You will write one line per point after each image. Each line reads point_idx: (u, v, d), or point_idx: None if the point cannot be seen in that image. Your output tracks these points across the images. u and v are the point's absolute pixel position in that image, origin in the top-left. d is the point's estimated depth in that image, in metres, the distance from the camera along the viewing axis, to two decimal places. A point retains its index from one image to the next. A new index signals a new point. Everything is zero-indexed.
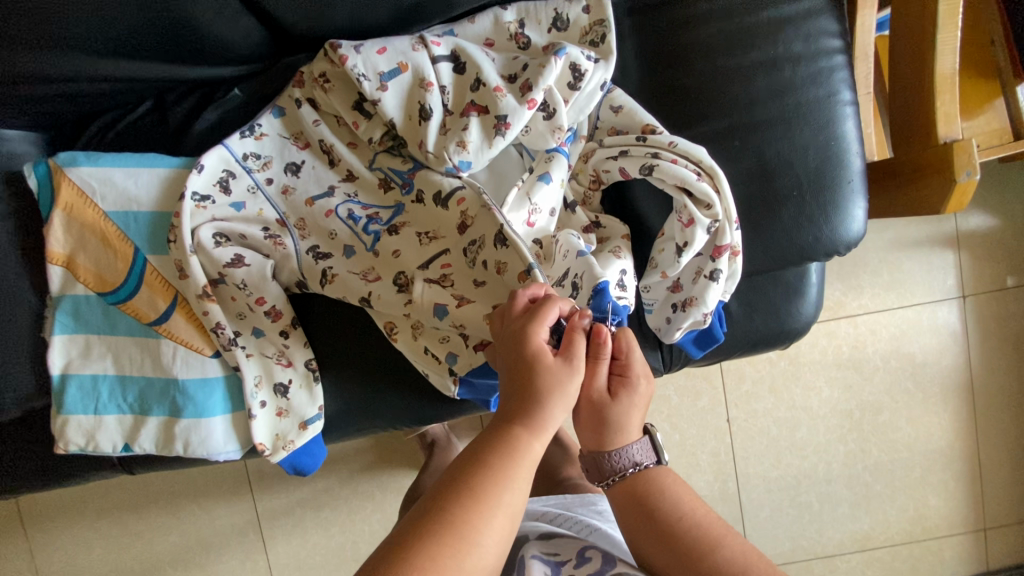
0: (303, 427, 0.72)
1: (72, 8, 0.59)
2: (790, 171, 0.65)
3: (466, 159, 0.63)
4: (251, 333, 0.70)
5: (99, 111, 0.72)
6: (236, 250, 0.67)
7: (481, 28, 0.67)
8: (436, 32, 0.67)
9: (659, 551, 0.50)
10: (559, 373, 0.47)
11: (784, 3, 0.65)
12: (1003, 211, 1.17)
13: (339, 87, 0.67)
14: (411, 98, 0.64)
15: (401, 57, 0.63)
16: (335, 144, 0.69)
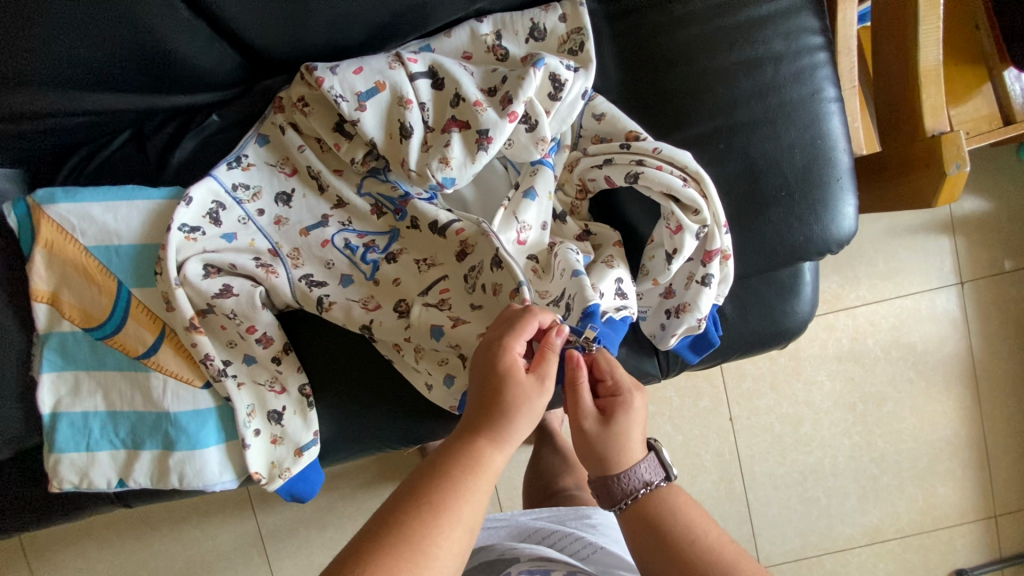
0: (299, 454, 0.71)
1: (44, 47, 0.59)
2: (777, 171, 0.64)
3: (449, 175, 0.61)
4: (241, 361, 0.69)
5: (76, 144, 0.72)
6: (225, 280, 0.66)
7: (458, 42, 0.66)
8: (413, 48, 0.66)
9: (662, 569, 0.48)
10: (529, 390, 0.48)
11: (762, 2, 0.64)
12: (997, 195, 1.16)
13: (319, 110, 0.66)
14: (392, 118, 0.63)
15: (379, 76, 0.62)
16: (323, 170, 0.68)
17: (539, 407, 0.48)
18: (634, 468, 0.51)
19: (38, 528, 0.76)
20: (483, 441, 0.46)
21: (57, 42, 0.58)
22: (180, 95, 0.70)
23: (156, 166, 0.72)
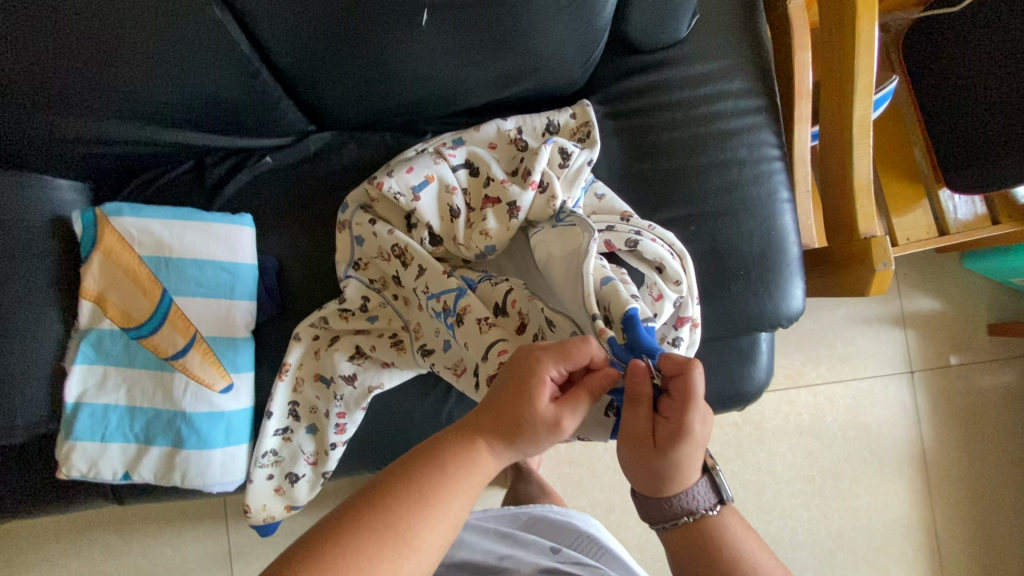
0: (286, 509, 0.81)
1: (128, 100, 0.66)
2: (737, 253, 0.76)
3: (491, 243, 0.72)
4: (304, 428, 0.79)
5: (138, 169, 0.82)
6: (353, 368, 0.77)
7: (486, 134, 0.78)
8: (448, 142, 0.78)
9: None
10: (549, 419, 0.49)
11: (732, 117, 0.78)
12: (945, 296, 1.29)
13: (386, 208, 0.77)
14: (442, 203, 0.75)
15: (427, 171, 0.74)
16: (408, 246, 0.74)
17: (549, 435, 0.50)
18: (691, 490, 0.49)
19: (28, 515, 0.80)
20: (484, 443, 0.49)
21: (140, 98, 0.66)
22: (242, 138, 0.78)
23: (208, 195, 0.82)
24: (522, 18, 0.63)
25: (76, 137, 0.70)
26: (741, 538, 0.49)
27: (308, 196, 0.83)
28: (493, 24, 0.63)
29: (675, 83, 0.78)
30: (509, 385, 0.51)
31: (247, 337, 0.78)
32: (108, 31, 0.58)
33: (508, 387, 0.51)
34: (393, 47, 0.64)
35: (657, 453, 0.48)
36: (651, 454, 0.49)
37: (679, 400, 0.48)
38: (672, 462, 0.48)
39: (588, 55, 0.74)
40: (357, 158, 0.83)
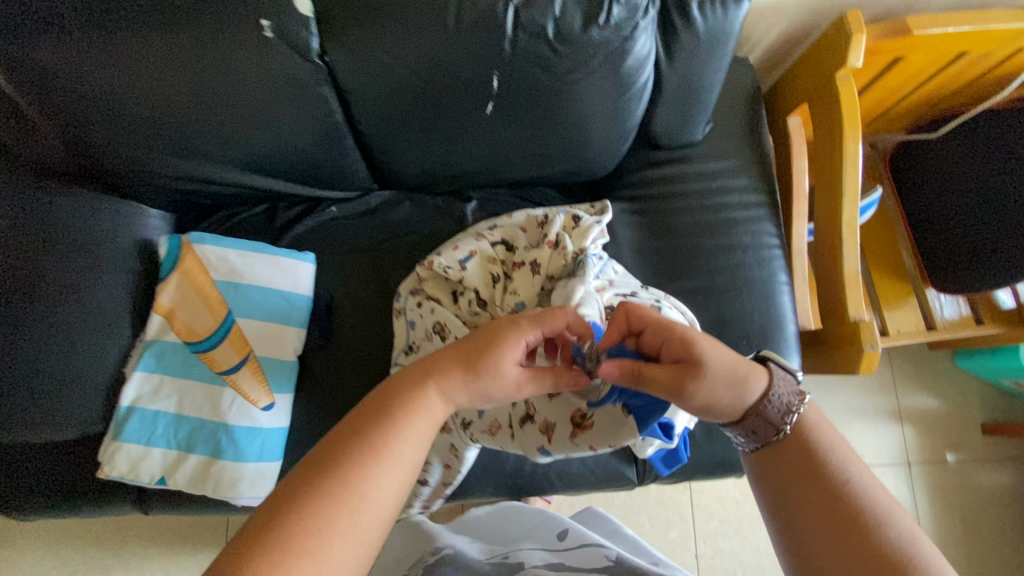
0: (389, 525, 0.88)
1: (232, 149, 0.79)
2: (740, 325, 0.85)
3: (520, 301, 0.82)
4: None
5: (221, 206, 0.94)
6: None
7: (517, 220, 0.89)
8: (482, 227, 0.89)
9: (821, 513, 0.47)
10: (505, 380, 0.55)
11: (739, 209, 0.90)
12: (939, 393, 1.35)
13: (432, 284, 0.87)
14: (486, 272, 0.84)
15: (472, 247, 0.85)
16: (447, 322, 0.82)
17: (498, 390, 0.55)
18: (771, 394, 0.54)
19: (57, 512, 0.84)
20: (431, 391, 0.53)
21: (243, 149, 0.79)
22: (316, 189, 0.91)
23: (277, 235, 0.94)
24: (568, 116, 0.76)
25: (179, 172, 0.83)
26: (830, 436, 0.52)
27: (363, 243, 0.94)
28: (545, 118, 0.76)
29: (691, 176, 0.91)
30: (464, 353, 0.55)
31: (293, 362, 0.86)
32: (225, 99, 0.70)
33: (462, 355, 0.55)
34: (461, 127, 0.78)
35: (697, 380, 0.53)
36: (696, 385, 0.53)
37: (657, 322, 0.57)
38: (714, 371, 0.53)
39: (619, 148, 0.87)
40: (410, 215, 0.95)
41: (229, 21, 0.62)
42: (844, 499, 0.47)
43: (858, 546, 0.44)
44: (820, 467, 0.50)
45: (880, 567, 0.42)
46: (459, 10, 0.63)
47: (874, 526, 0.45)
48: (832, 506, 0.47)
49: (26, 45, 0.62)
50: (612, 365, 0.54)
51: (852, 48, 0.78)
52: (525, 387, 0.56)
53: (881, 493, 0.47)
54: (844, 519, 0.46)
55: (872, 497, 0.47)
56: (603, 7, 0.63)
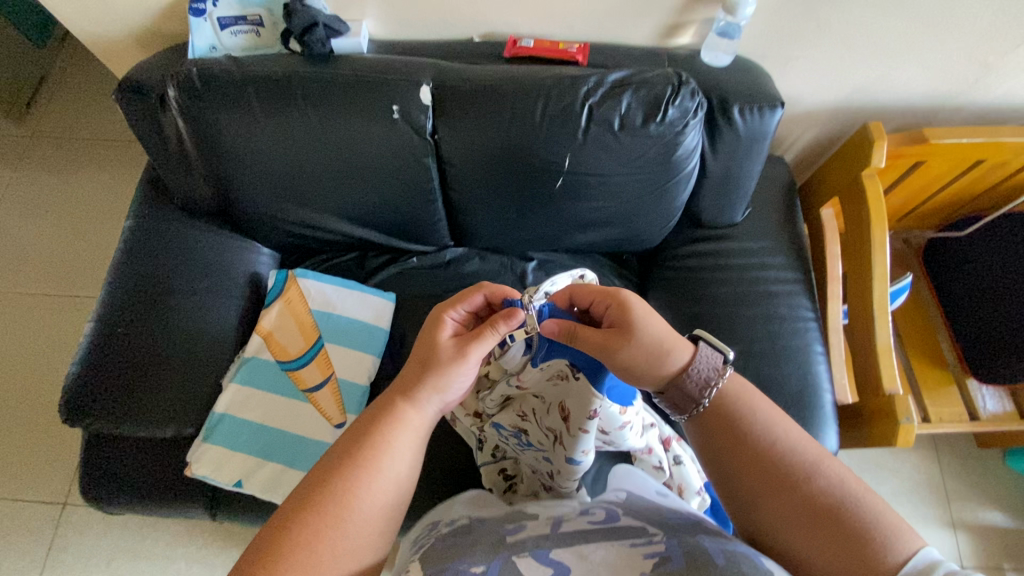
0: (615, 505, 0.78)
1: (344, 204, 0.96)
2: (778, 389, 0.91)
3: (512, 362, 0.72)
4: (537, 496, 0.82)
5: (320, 251, 1.11)
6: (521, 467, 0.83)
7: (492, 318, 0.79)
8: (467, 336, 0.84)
9: (754, 470, 0.54)
10: (446, 354, 0.61)
11: (776, 284, 0.99)
12: (992, 496, 1.30)
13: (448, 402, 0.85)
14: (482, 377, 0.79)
15: None
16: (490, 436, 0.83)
17: (449, 372, 0.60)
18: (691, 366, 0.59)
19: (137, 507, 0.93)
20: (402, 406, 0.59)
21: (352, 204, 0.96)
22: (402, 242, 1.06)
23: (364, 277, 1.09)
24: (627, 194, 0.90)
25: (294, 219, 0.99)
26: (748, 403, 0.58)
27: (435, 290, 1.07)
28: (606, 194, 0.90)
29: (731, 252, 1.02)
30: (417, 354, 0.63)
31: (366, 387, 0.97)
32: (348, 163, 0.88)
33: (416, 356, 0.63)
34: (533, 197, 0.92)
35: (626, 347, 0.60)
36: (622, 348, 0.60)
37: (600, 293, 0.64)
38: (641, 338, 0.60)
39: (667, 224, 0.99)
40: (477, 270, 1.08)
41: (369, 105, 0.81)
42: (776, 458, 0.53)
43: (799, 498, 0.51)
44: (746, 434, 0.56)
45: (822, 513, 0.49)
46: (545, 105, 0.80)
47: (801, 482, 0.51)
48: (756, 463, 0.54)
49: (214, 115, 0.83)
50: (551, 323, 0.64)
51: (875, 152, 0.90)
52: (468, 350, 0.61)
53: (808, 446, 0.54)
54: (782, 478, 0.52)
55: (798, 452, 0.53)
56: (660, 108, 0.78)
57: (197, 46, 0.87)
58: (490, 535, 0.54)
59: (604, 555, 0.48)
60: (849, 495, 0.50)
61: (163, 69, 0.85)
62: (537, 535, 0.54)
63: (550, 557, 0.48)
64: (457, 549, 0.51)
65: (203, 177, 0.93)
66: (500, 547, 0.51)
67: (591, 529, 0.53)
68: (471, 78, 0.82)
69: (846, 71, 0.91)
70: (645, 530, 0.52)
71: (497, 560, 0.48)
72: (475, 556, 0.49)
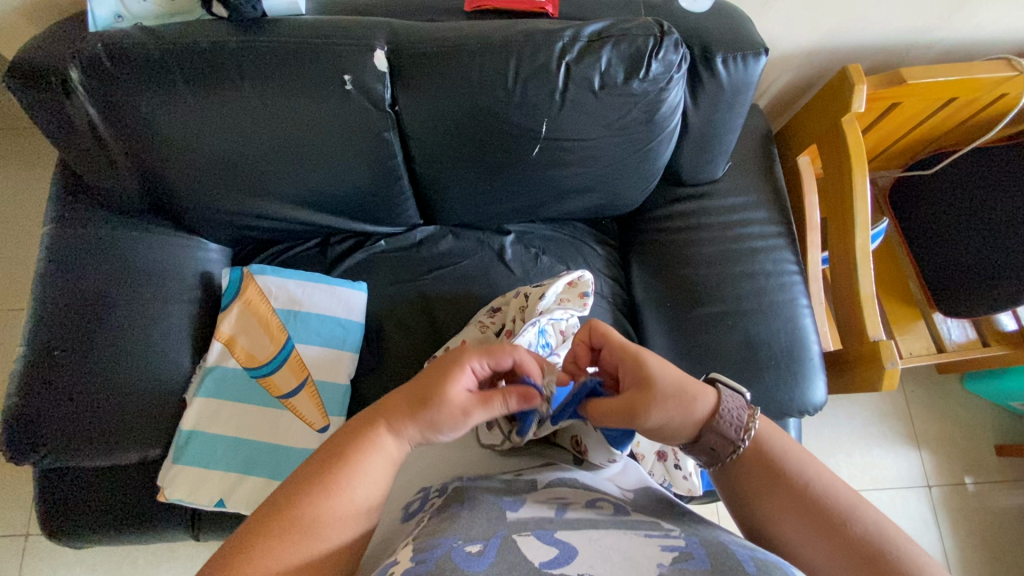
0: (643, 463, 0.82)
1: (298, 188, 0.86)
2: (768, 345, 0.91)
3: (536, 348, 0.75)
4: None
5: (277, 241, 1.01)
6: None
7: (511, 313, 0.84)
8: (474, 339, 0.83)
9: (795, 511, 0.50)
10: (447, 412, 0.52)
11: (759, 239, 0.97)
12: (950, 416, 1.39)
13: None
14: None
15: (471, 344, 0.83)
16: None
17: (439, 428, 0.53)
18: (719, 413, 0.54)
19: (108, 540, 0.85)
20: (384, 430, 0.52)
21: (307, 189, 0.86)
22: (368, 225, 0.97)
23: (330, 266, 1.01)
24: (608, 158, 0.84)
25: (246, 210, 0.89)
26: (781, 441, 0.55)
27: (409, 275, 1.00)
28: (587, 160, 0.84)
29: (714, 210, 0.99)
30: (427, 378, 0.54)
31: (347, 386, 0.92)
32: (298, 143, 0.78)
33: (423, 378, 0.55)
34: (509, 169, 0.85)
35: (649, 402, 0.54)
36: (643, 405, 0.54)
37: (621, 345, 0.60)
38: (661, 392, 0.54)
39: (648, 186, 0.95)
40: (453, 248, 1.02)
41: (317, 77, 0.71)
42: (809, 502, 0.50)
43: (835, 540, 0.48)
44: (779, 471, 0.53)
45: (869, 559, 0.46)
46: (517, 65, 0.72)
47: (841, 526, 0.48)
48: (795, 504, 0.51)
49: (132, 95, 0.71)
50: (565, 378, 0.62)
51: (856, 96, 0.88)
52: (474, 413, 0.52)
53: (843, 491, 0.51)
54: (818, 518, 0.49)
55: (832, 496, 0.50)
56: (642, 63, 0.72)
57: (98, 15, 0.74)
58: (488, 510, 0.50)
59: (617, 542, 0.43)
60: (884, 542, 0.47)
61: (61, 45, 0.71)
62: (540, 517, 0.49)
63: (556, 538, 0.44)
64: (450, 522, 0.47)
65: (129, 172, 0.81)
66: (500, 525, 0.47)
67: (601, 520, 0.49)
68: (431, 37, 0.72)
69: (825, 10, 0.87)
70: (660, 525, 0.48)
71: (496, 538, 0.44)
72: (472, 530, 0.46)
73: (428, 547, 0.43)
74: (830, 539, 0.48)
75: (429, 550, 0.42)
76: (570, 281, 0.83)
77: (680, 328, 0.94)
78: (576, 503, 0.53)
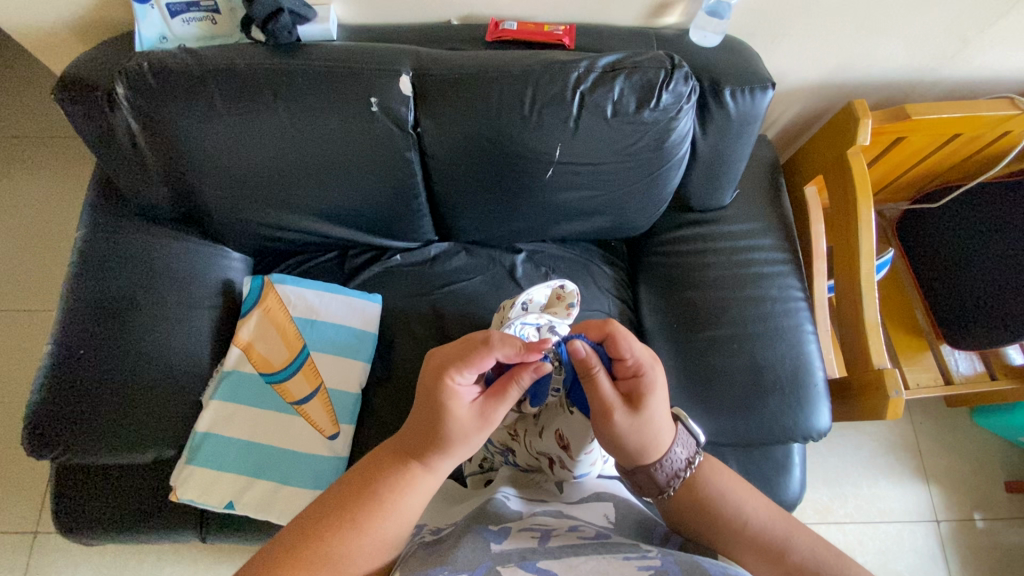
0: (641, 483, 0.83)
1: (321, 203, 0.89)
2: (773, 370, 0.93)
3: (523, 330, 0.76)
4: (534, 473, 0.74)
5: (297, 252, 1.05)
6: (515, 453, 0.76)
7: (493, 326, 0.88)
8: None
9: (737, 547, 0.54)
10: (471, 427, 0.55)
11: (766, 265, 0.99)
12: (960, 449, 1.37)
13: None
14: None
15: None
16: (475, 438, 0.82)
17: (475, 442, 0.56)
18: (666, 457, 0.57)
19: (119, 538, 0.87)
20: (411, 465, 0.55)
21: (329, 203, 0.90)
22: (385, 240, 1.01)
23: (346, 278, 1.05)
24: (618, 182, 0.87)
25: (269, 222, 0.93)
26: (719, 476, 0.57)
27: (421, 289, 1.03)
28: (599, 184, 0.87)
29: (720, 235, 1.01)
30: (430, 412, 0.55)
31: (359, 394, 0.95)
32: (324, 160, 0.82)
33: (428, 415, 0.55)
34: (522, 190, 0.88)
35: (631, 425, 0.56)
36: (624, 424, 0.56)
37: (635, 360, 0.58)
38: (646, 421, 0.56)
39: (657, 210, 0.98)
40: (465, 265, 1.05)
41: (344, 99, 0.76)
42: (750, 539, 0.53)
43: (779, 570, 0.52)
44: (719, 513, 0.55)
45: None
46: (534, 93, 0.76)
47: (780, 555, 0.52)
48: (738, 540, 0.54)
49: (173, 113, 0.76)
50: (581, 346, 0.57)
51: (861, 130, 0.90)
52: (494, 414, 0.56)
53: (776, 519, 0.54)
54: (761, 553, 0.53)
55: (772, 526, 0.54)
56: (653, 94, 0.75)
57: (145, 36, 0.79)
58: (473, 539, 0.50)
59: (597, 566, 0.45)
60: (823, 561, 0.51)
61: (110, 64, 0.77)
62: (524, 548, 0.50)
63: (539, 569, 0.45)
64: (437, 555, 0.49)
65: (162, 182, 0.85)
66: (485, 556, 0.48)
67: (582, 545, 0.50)
68: (454, 65, 0.77)
69: (832, 47, 0.90)
70: (639, 547, 0.49)
71: (480, 571, 0.45)
72: (458, 563, 0.47)
73: None
74: (775, 568, 0.52)
75: None
76: (555, 293, 0.84)
77: (686, 349, 0.96)
78: (558, 531, 0.54)
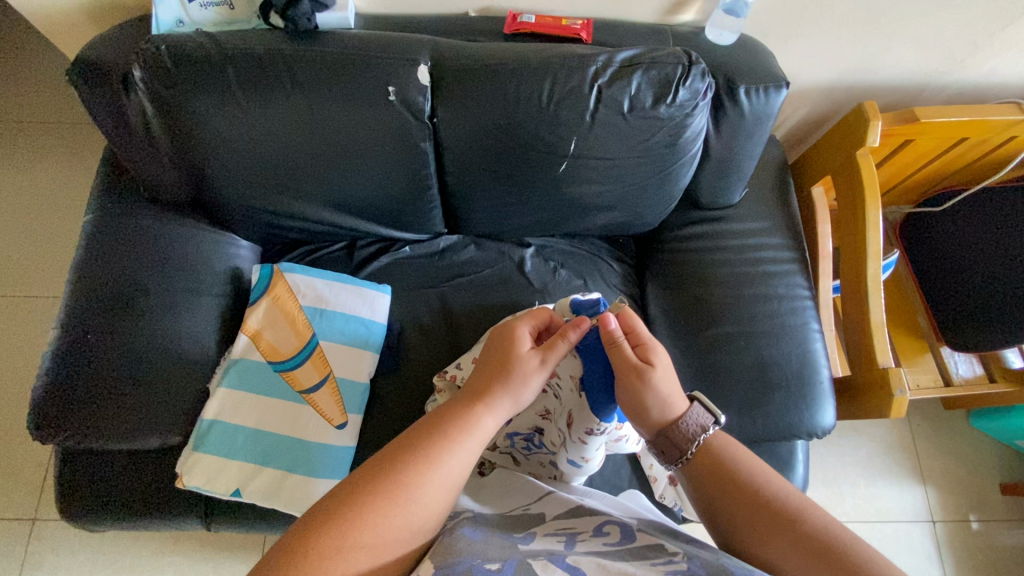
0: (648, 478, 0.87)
1: (333, 191, 0.89)
2: (780, 367, 0.93)
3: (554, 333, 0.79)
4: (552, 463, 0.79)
5: (306, 241, 1.05)
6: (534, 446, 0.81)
7: None
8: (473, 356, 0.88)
9: (747, 511, 0.51)
10: (531, 368, 0.59)
11: (773, 264, 1.00)
12: (957, 451, 1.39)
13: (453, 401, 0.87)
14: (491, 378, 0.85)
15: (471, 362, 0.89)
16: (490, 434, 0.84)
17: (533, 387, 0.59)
18: (685, 417, 0.57)
19: (124, 524, 0.87)
20: (475, 406, 0.56)
21: (341, 192, 0.90)
22: (395, 231, 1.01)
23: (356, 268, 1.05)
24: (631, 177, 0.87)
25: (280, 210, 0.93)
26: (737, 447, 0.56)
27: (431, 281, 1.04)
28: (612, 178, 0.87)
29: (729, 233, 1.02)
30: (496, 356, 0.60)
31: (367, 384, 0.95)
32: (339, 148, 0.81)
33: (494, 360, 0.59)
34: (535, 183, 0.88)
35: (647, 381, 0.57)
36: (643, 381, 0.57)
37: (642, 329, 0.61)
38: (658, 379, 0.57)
39: (667, 207, 0.98)
40: (474, 257, 1.05)
41: (362, 87, 0.76)
42: (761, 504, 0.51)
43: (789, 537, 0.48)
44: (732, 475, 0.53)
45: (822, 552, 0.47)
46: (552, 85, 0.76)
47: (791, 523, 0.49)
48: (748, 505, 0.51)
49: (189, 97, 0.75)
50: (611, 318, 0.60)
51: (871, 131, 0.91)
52: (551, 359, 0.60)
53: (792, 493, 0.51)
54: (771, 517, 0.50)
55: (785, 496, 0.51)
56: (671, 89, 0.76)
57: (161, 19, 0.79)
58: (501, 539, 0.51)
59: (627, 566, 0.45)
60: (838, 538, 0.47)
61: (125, 46, 0.76)
62: (552, 547, 0.50)
63: (570, 564, 0.45)
64: (465, 541, 0.49)
65: (175, 167, 0.85)
66: (513, 551, 0.48)
67: (611, 551, 0.49)
68: (472, 56, 0.77)
69: (844, 48, 0.91)
70: (664, 550, 0.49)
71: (513, 560, 0.46)
72: (489, 553, 0.47)
73: (448, 565, 0.44)
74: (784, 535, 0.49)
75: (451, 567, 0.44)
76: None
77: (694, 345, 0.96)
78: (586, 534, 0.53)
